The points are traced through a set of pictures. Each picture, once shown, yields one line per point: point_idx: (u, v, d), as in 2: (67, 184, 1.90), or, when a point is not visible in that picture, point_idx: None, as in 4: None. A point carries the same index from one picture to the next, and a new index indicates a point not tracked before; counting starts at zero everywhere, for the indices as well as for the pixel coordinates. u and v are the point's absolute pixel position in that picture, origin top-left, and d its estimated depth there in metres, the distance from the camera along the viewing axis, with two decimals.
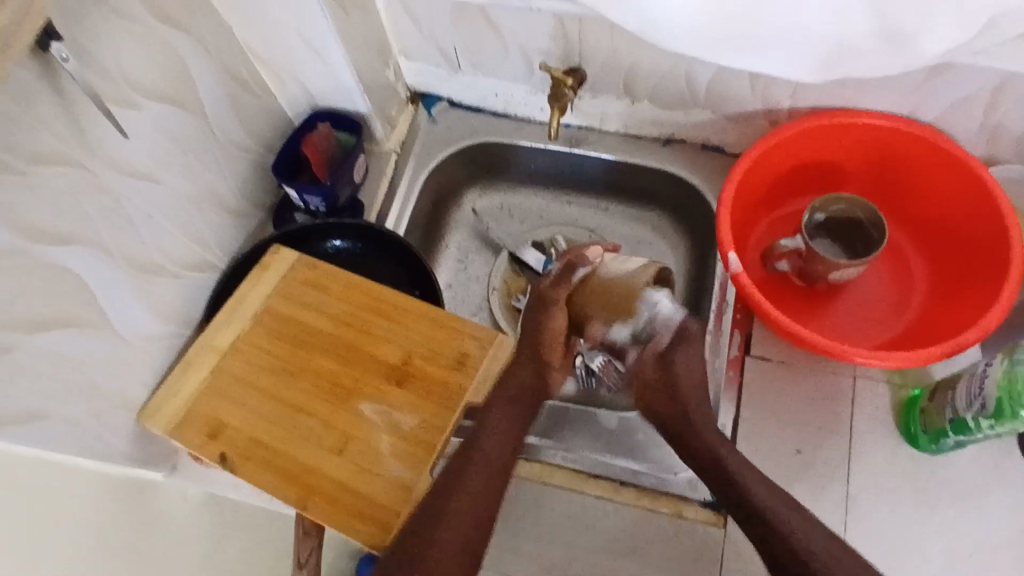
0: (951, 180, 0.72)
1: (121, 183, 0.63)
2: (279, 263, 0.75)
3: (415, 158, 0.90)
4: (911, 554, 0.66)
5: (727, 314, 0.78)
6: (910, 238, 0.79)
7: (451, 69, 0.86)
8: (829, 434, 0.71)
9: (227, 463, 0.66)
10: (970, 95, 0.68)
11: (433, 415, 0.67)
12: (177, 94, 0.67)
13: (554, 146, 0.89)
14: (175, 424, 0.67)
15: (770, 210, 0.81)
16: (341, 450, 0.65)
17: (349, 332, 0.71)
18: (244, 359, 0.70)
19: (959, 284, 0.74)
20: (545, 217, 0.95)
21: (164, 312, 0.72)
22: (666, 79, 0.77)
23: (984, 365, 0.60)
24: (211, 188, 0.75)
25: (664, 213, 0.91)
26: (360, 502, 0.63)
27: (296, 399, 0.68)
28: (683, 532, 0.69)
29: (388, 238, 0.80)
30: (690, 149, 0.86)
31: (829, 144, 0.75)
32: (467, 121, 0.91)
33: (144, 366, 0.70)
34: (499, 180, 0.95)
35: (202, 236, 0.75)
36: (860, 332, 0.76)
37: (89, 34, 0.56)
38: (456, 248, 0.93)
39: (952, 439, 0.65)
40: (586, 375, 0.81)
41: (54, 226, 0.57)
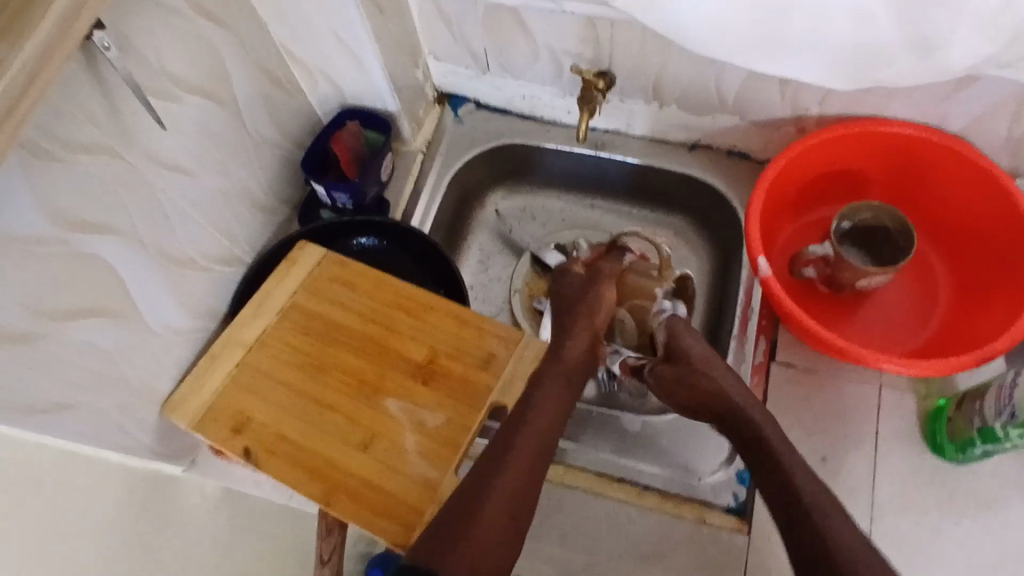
0: (979, 190, 0.72)
1: (156, 175, 0.63)
2: (306, 259, 0.75)
3: (441, 158, 0.90)
4: (939, 565, 0.66)
5: (752, 320, 0.78)
6: (936, 248, 0.79)
7: (479, 71, 0.86)
8: (855, 443, 0.71)
9: (251, 457, 0.65)
10: (1002, 106, 0.68)
11: (459, 414, 0.66)
12: (212, 88, 0.67)
13: (579, 149, 0.89)
14: (200, 416, 0.67)
15: (796, 217, 0.81)
16: (366, 446, 0.65)
17: (375, 329, 0.71)
18: (270, 354, 0.70)
19: (985, 294, 0.73)
20: (568, 220, 0.95)
21: (191, 306, 0.72)
22: (696, 85, 0.77)
23: (1015, 374, 0.60)
24: (241, 183, 0.75)
25: (688, 219, 0.91)
26: (384, 499, 0.63)
27: (322, 395, 0.68)
28: (706, 538, 0.68)
29: (414, 236, 0.80)
30: (716, 155, 0.86)
31: (857, 152, 0.75)
32: (493, 122, 0.92)
33: (171, 359, 0.70)
34: (523, 183, 0.95)
35: (230, 230, 0.75)
36: (885, 341, 0.75)
37: (132, 26, 0.56)
38: (479, 249, 0.94)
39: (979, 449, 0.64)
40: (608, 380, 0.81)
41: (90, 215, 0.57)
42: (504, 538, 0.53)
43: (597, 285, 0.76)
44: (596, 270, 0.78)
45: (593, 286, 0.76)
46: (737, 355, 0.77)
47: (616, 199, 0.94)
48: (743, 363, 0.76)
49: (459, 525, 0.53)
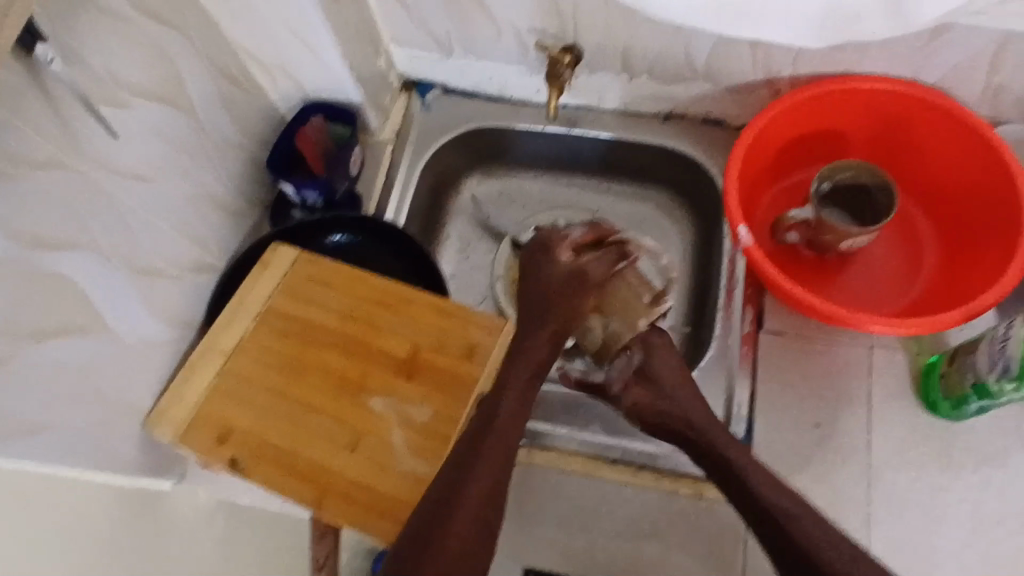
0: (959, 142, 0.71)
1: (114, 186, 0.61)
2: (280, 260, 0.73)
3: (411, 147, 0.88)
4: (938, 523, 0.66)
5: (738, 289, 0.76)
6: (918, 203, 0.78)
7: (443, 54, 0.84)
8: (848, 406, 0.70)
9: (238, 465, 0.64)
10: (977, 54, 0.66)
11: (445, 407, 0.65)
12: (167, 92, 0.65)
13: (551, 128, 0.87)
14: (184, 428, 0.66)
15: (775, 182, 0.80)
16: (353, 446, 0.64)
17: (354, 327, 0.70)
18: (249, 360, 0.69)
19: (971, 246, 0.72)
20: (546, 201, 0.94)
21: (165, 317, 0.70)
22: (665, 54, 0.75)
23: (1005, 327, 0.59)
24: (207, 187, 0.73)
25: (668, 191, 0.90)
26: (376, 498, 0.62)
27: (306, 397, 0.67)
28: (704, 513, 0.68)
29: (388, 229, 0.78)
30: (691, 123, 0.84)
31: (833, 111, 0.73)
32: (462, 107, 0.89)
33: (149, 371, 0.69)
34: (497, 166, 0.94)
35: (198, 237, 0.74)
36: (873, 301, 0.74)
37: (74, 33, 0.54)
38: (458, 237, 0.92)
39: (974, 404, 0.64)
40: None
41: (49, 233, 0.55)
42: (481, 534, 0.52)
43: (577, 296, 0.67)
44: (583, 270, 0.68)
45: (575, 289, 0.67)
46: (725, 324, 0.75)
47: (593, 176, 0.92)
48: (731, 333, 0.74)
49: (436, 527, 0.52)
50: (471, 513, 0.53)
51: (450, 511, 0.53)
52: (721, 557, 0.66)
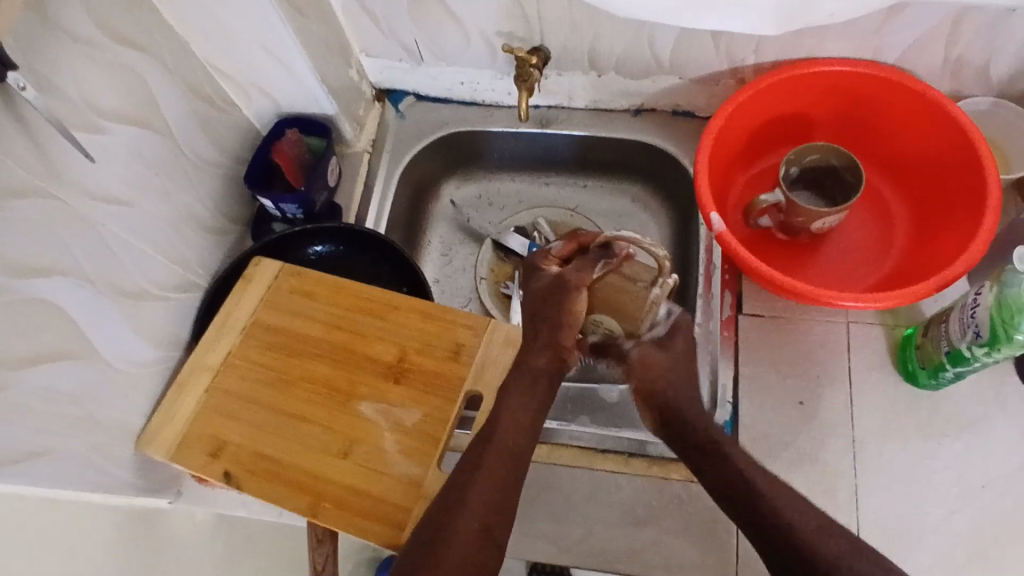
0: (920, 119, 0.72)
1: (96, 210, 0.62)
2: (263, 274, 0.74)
3: (388, 155, 0.89)
4: (924, 490, 0.67)
5: (716, 275, 0.78)
6: (886, 181, 0.80)
7: (413, 62, 0.85)
8: (830, 382, 0.72)
9: (232, 479, 0.65)
10: (930, 32, 0.68)
11: (435, 408, 0.66)
12: (141, 114, 0.66)
13: (525, 129, 0.89)
14: (176, 446, 0.67)
15: (746, 169, 0.82)
16: (345, 453, 0.65)
17: (340, 335, 0.70)
18: (238, 374, 0.69)
19: (939, 219, 0.74)
20: (524, 201, 0.95)
21: (152, 337, 0.71)
22: (631, 49, 0.76)
23: (975, 293, 0.60)
24: (186, 207, 0.74)
25: (643, 184, 0.91)
26: (371, 502, 0.62)
27: (296, 408, 0.67)
28: (695, 495, 0.69)
29: (369, 237, 0.79)
30: (661, 116, 0.86)
31: (797, 96, 0.75)
32: (436, 113, 0.91)
33: (139, 392, 0.69)
34: (475, 169, 0.95)
35: (181, 256, 0.74)
36: (847, 279, 0.76)
37: (47, 61, 0.55)
38: (439, 242, 0.93)
39: (950, 372, 0.65)
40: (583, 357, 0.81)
41: (33, 259, 0.56)
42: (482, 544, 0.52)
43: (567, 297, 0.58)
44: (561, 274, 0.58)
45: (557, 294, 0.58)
46: (706, 312, 0.77)
47: (570, 174, 0.94)
48: (712, 320, 0.76)
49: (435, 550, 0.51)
50: (469, 523, 0.52)
51: (451, 524, 0.52)
52: (716, 538, 0.67)
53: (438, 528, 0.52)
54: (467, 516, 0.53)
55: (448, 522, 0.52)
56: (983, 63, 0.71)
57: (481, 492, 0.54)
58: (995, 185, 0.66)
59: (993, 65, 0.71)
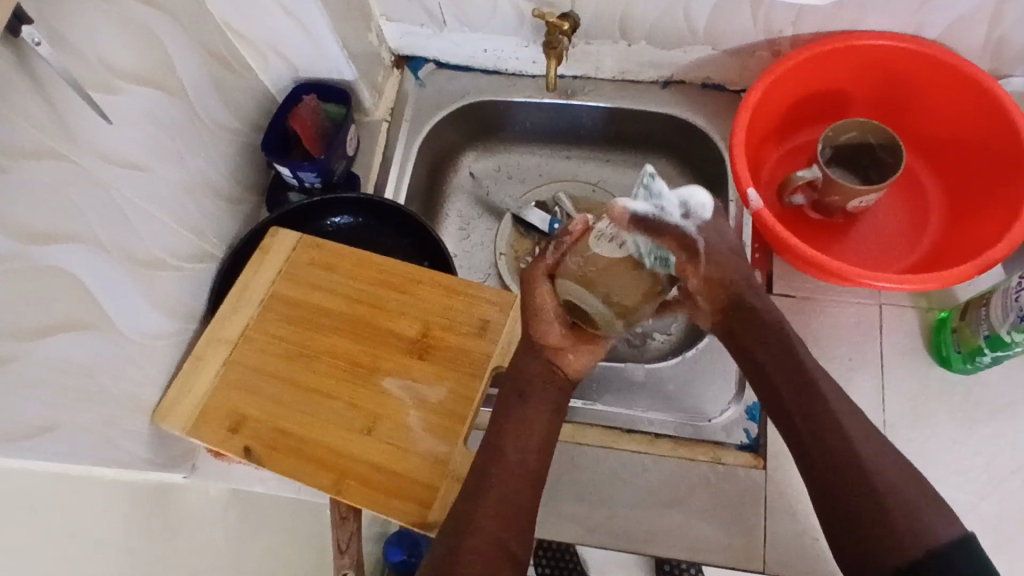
0: (962, 97, 0.70)
1: (110, 174, 0.60)
2: (281, 245, 0.72)
3: (408, 124, 0.86)
4: (954, 476, 0.66)
5: (746, 254, 0.76)
6: (922, 161, 0.77)
7: (436, 28, 0.82)
8: (861, 365, 0.71)
9: (252, 455, 0.63)
10: (977, 7, 0.66)
11: (461, 385, 0.64)
12: (157, 75, 0.63)
13: (549, 100, 0.86)
14: (194, 420, 0.65)
15: (778, 145, 0.79)
16: (369, 429, 0.63)
17: (361, 309, 0.68)
18: (257, 347, 0.68)
19: (978, 202, 0.72)
20: (545, 175, 0.92)
21: (168, 308, 0.69)
22: (663, 19, 0.74)
23: (1019, 278, 0.59)
24: (201, 174, 0.71)
25: (669, 160, 0.89)
26: (395, 481, 0.61)
27: (317, 382, 0.66)
28: (724, 477, 0.68)
29: (390, 208, 0.77)
30: (691, 90, 0.83)
31: (836, 70, 0.73)
32: (456, 81, 0.88)
33: (153, 364, 0.67)
34: (495, 141, 0.92)
35: (197, 225, 0.72)
36: (879, 259, 0.74)
37: (62, 15, 0.52)
38: (458, 216, 0.91)
39: (988, 357, 0.64)
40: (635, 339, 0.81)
41: (47, 225, 0.53)
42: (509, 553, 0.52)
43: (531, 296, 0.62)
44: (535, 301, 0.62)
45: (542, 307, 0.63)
46: None
47: (592, 148, 0.91)
48: None
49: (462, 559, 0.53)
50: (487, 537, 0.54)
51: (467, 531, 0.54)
52: (743, 523, 0.66)
53: (460, 536, 0.54)
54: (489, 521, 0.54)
55: (471, 530, 0.54)
56: None
57: (505, 508, 0.55)
58: None
59: None
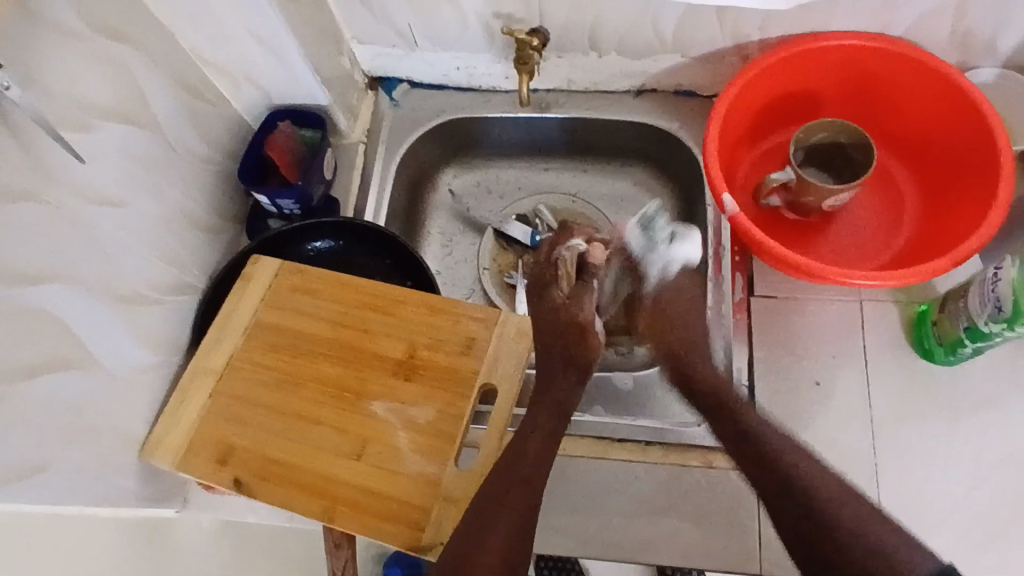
0: (930, 93, 0.71)
1: (88, 212, 0.59)
2: (262, 273, 0.72)
3: (385, 145, 0.86)
4: (942, 467, 0.67)
5: (725, 258, 0.77)
6: (895, 157, 0.78)
7: (408, 48, 0.82)
8: (845, 362, 0.71)
9: (242, 486, 0.63)
10: (939, 3, 0.67)
11: (449, 404, 0.64)
12: (130, 110, 0.63)
13: (525, 114, 0.87)
14: (182, 454, 0.65)
15: (753, 148, 0.80)
16: (358, 454, 0.63)
17: (346, 333, 0.68)
18: (243, 377, 0.67)
19: (952, 194, 0.73)
20: (524, 188, 0.93)
21: (152, 342, 0.68)
22: (633, 29, 0.74)
23: (995, 269, 0.59)
24: (180, 206, 0.71)
25: (646, 167, 0.90)
26: (388, 504, 0.61)
27: (304, 409, 0.65)
28: (715, 482, 0.68)
29: (370, 230, 0.77)
30: (663, 97, 0.84)
31: (804, 72, 0.73)
32: (431, 100, 0.88)
33: (139, 399, 0.67)
34: (473, 157, 0.92)
35: (177, 257, 0.72)
36: (857, 256, 0.75)
37: (32, 57, 0.52)
38: (439, 233, 0.91)
39: (969, 347, 0.64)
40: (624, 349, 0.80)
41: (26, 266, 0.53)
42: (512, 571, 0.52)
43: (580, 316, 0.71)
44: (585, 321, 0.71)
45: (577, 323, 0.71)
46: (717, 294, 0.75)
47: (570, 159, 0.92)
48: (724, 303, 0.75)
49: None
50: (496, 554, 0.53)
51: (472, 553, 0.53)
52: (737, 525, 0.67)
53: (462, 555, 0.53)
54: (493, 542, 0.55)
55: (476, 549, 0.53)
56: (990, 34, 0.70)
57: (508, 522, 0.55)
58: (1009, 156, 0.65)
59: (1002, 36, 0.70)
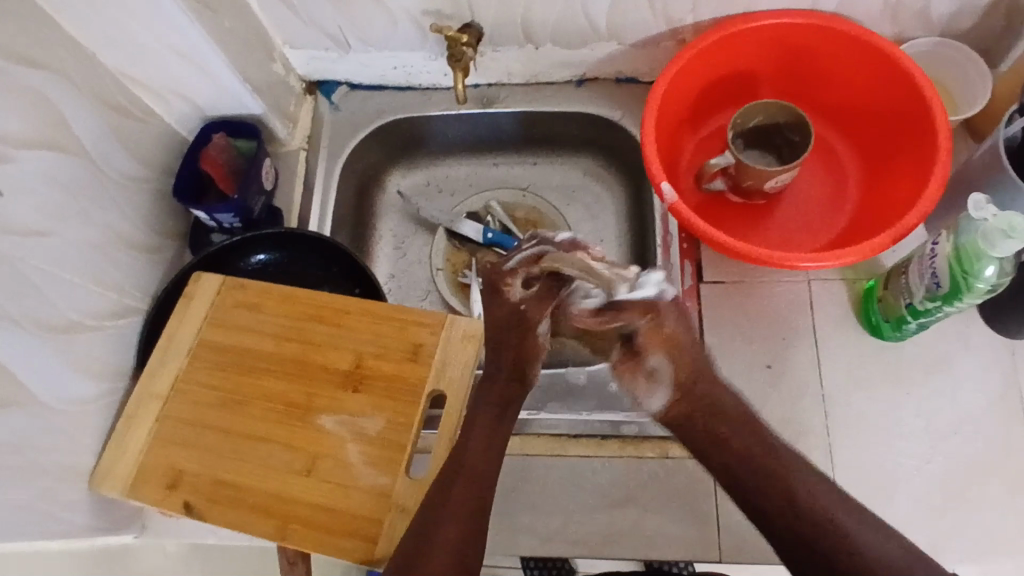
0: (863, 67, 0.71)
1: (12, 245, 0.58)
2: (203, 291, 0.71)
3: (326, 150, 0.85)
4: (894, 440, 0.67)
5: (673, 244, 0.76)
6: (837, 132, 0.78)
7: (341, 51, 0.81)
8: (795, 343, 0.71)
9: (193, 510, 0.62)
10: None
11: (398, 413, 0.64)
12: (51, 136, 0.61)
13: (466, 110, 0.85)
14: (132, 482, 0.64)
15: (695, 132, 0.79)
16: (308, 471, 0.62)
17: (292, 348, 0.67)
18: (189, 399, 0.67)
19: (891, 167, 0.73)
20: (473, 184, 0.92)
21: (94, 370, 0.67)
22: (565, 19, 0.73)
23: (932, 244, 0.59)
24: (114, 229, 0.70)
25: (594, 156, 0.89)
26: (339, 519, 0.60)
27: (253, 428, 0.64)
28: (671, 471, 0.68)
29: (312, 240, 0.76)
30: (604, 85, 0.83)
31: (740, 52, 0.72)
32: (372, 101, 0.87)
33: (85, 428, 0.66)
34: (419, 156, 0.91)
35: (115, 281, 0.70)
36: (803, 235, 0.75)
37: None
38: (391, 235, 0.90)
39: (913, 323, 0.64)
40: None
41: None
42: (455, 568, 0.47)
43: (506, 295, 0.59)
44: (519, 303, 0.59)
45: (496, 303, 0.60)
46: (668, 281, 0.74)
47: (517, 152, 0.91)
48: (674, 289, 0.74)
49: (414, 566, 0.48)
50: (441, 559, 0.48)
51: None
52: (696, 512, 0.67)
53: (409, 550, 0.49)
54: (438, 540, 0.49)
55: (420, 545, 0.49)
56: (922, 4, 0.69)
57: (457, 517, 0.50)
58: (945, 124, 0.65)
59: (936, 5, 0.69)
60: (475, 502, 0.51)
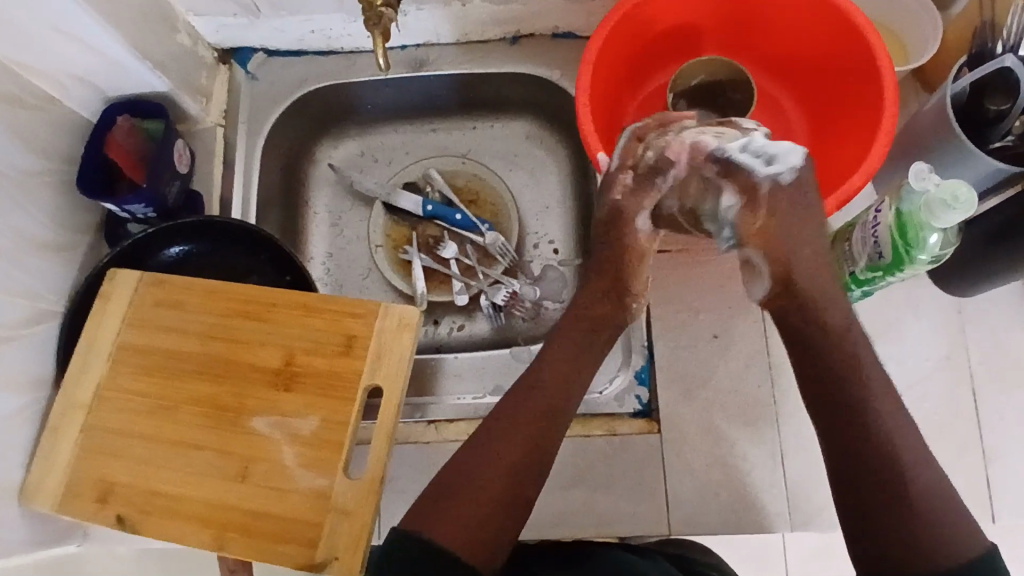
0: (803, 18, 0.66)
1: None
2: (121, 289, 0.66)
3: (246, 126, 0.79)
4: None
5: None
6: (782, 88, 0.75)
7: (250, 16, 0.73)
8: (741, 311, 0.70)
9: (127, 523, 0.60)
10: None
11: (331, 412, 0.61)
12: None
13: (393, 75, 0.80)
14: (62, 497, 0.62)
15: (635, 93, 0.75)
16: (243, 475, 0.60)
17: (218, 346, 0.64)
18: (114, 407, 0.63)
19: (837, 122, 0.69)
20: (410, 152, 0.87)
21: (13, 383, 0.63)
22: None
23: (875, 211, 0.57)
24: (20, 231, 0.65)
25: (534, 118, 0.84)
26: (279, 524, 0.58)
27: (182, 434, 0.62)
28: (619, 448, 0.67)
29: (238, 229, 0.72)
30: (540, 42, 0.78)
31: (676, 6, 0.68)
32: (293, 70, 0.81)
33: (8, 445, 0.63)
34: (348, 126, 0.86)
35: (28, 286, 0.66)
36: None
37: None
38: (326, 211, 0.85)
39: (856, 291, 0.63)
40: (495, 314, 0.80)
41: None
42: (503, 497, 0.52)
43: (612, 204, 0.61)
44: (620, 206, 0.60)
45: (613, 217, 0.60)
46: None
47: (454, 118, 0.86)
48: None
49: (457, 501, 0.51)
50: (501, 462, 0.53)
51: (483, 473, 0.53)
52: (646, 490, 0.66)
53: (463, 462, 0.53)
54: (475, 498, 0.51)
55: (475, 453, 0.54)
56: None
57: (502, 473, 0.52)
58: (889, 72, 0.60)
59: None
60: (543, 437, 0.54)
